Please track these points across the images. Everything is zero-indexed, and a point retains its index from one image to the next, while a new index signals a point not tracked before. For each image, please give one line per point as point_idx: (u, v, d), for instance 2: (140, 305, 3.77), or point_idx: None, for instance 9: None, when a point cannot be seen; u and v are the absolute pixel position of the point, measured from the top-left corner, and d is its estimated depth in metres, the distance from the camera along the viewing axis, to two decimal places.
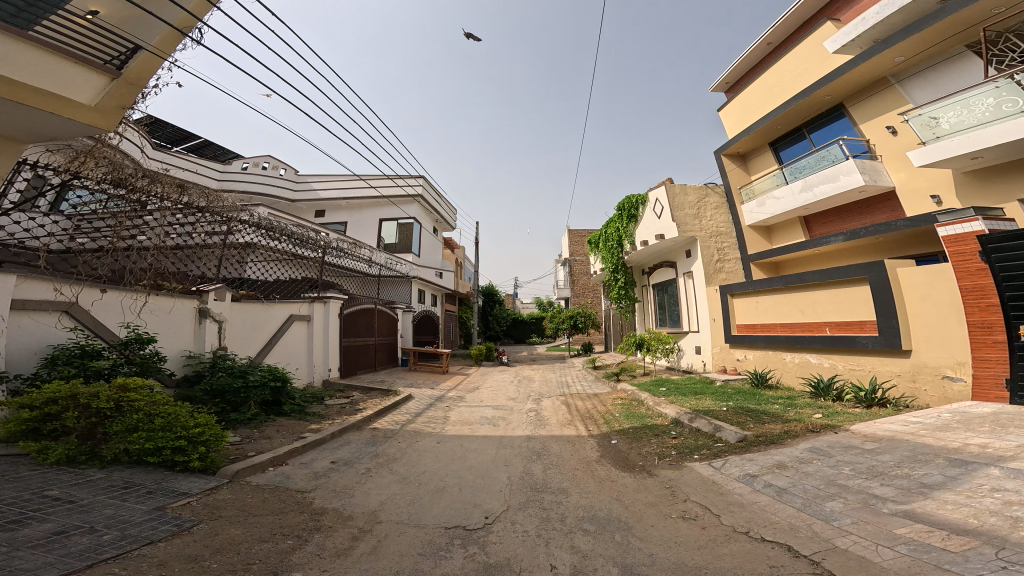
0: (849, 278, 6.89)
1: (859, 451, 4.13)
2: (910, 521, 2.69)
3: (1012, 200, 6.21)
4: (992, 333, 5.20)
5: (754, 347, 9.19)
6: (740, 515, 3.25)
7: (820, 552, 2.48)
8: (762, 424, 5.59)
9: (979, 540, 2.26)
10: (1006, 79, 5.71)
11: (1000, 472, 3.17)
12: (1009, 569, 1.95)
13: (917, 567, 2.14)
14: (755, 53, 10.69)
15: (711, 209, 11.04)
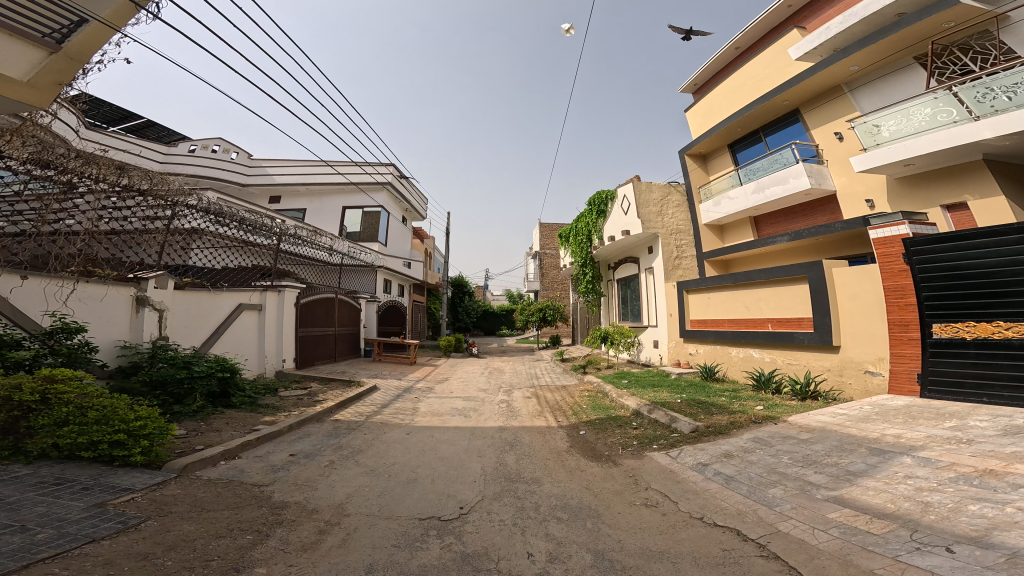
0: (790, 277, 7.49)
1: (796, 441, 4.57)
2: (840, 506, 3.04)
3: (934, 206, 6.87)
4: (908, 331, 5.71)
5: (705, 342, 9.79)
6: (695, 501, 3.53)
7: (765, 536, 2.76)
8: (712, 414, 6.05)
9: (896, 523, 2.60)
10: (944, 91, 6.22)
11: (912, 460, 3.62)
12: (921, 549, 2.26)
13: (847, 548, 2.44)
14: (724, 56, 11.12)
15: (673, 208, 11.63)
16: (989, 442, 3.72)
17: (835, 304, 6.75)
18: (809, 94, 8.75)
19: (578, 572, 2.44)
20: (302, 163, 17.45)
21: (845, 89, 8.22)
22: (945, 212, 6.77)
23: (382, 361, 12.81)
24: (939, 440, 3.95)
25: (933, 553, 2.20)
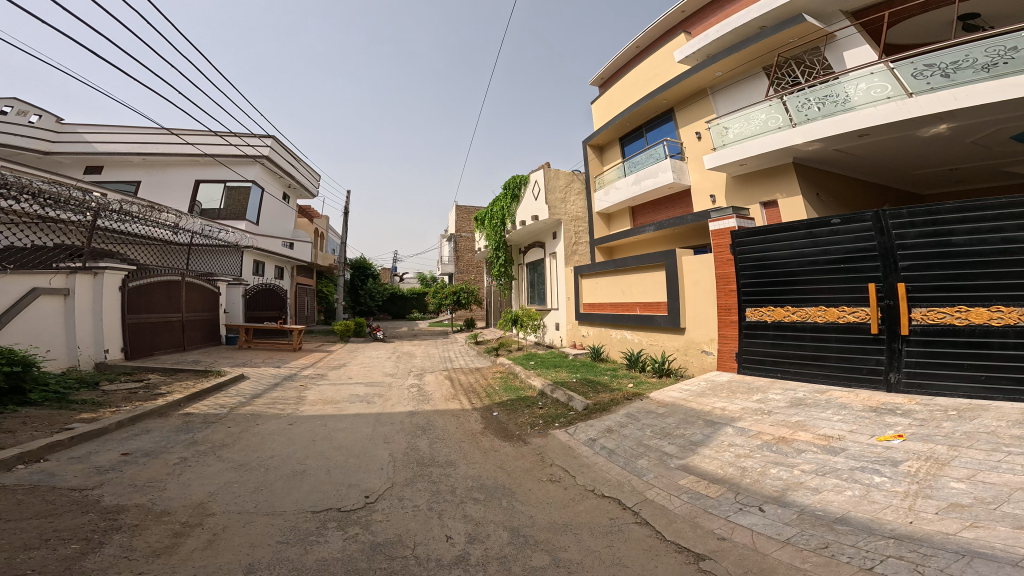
0: (652, 265, 8.71)
1: (655, 415, 5.53)
2: (687, 473, 3.82)
3: (755, 203, 8.18)
4: (730, 314, 6.78)
5: (593, 325, 11.01)
6: (588, 474, 4.07)
7: (639, 503, 3.35)
8: (598, 392, 6.93)
9: (725, 487, 3.41)
10: (777, 100, 7.16)
11: (733, 430, 4.63)
12: (742, 509, 3.02)
13: (694, 510, 3.13)
14: (626, 53, 11.85)
15: (574, 194, 12.83)
16: (781, 409, 4.95)
17: (683, 290, 7.92)
18: (681, 96, 9.93)
19: (496, 550, 2.66)
20: (135, 131, 14.57)
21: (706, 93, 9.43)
22: (761, 209, 8.15)
23: (257, 349, 11.38)
24: (750, 411, 5.10)
25: (748, 511, 2.97)
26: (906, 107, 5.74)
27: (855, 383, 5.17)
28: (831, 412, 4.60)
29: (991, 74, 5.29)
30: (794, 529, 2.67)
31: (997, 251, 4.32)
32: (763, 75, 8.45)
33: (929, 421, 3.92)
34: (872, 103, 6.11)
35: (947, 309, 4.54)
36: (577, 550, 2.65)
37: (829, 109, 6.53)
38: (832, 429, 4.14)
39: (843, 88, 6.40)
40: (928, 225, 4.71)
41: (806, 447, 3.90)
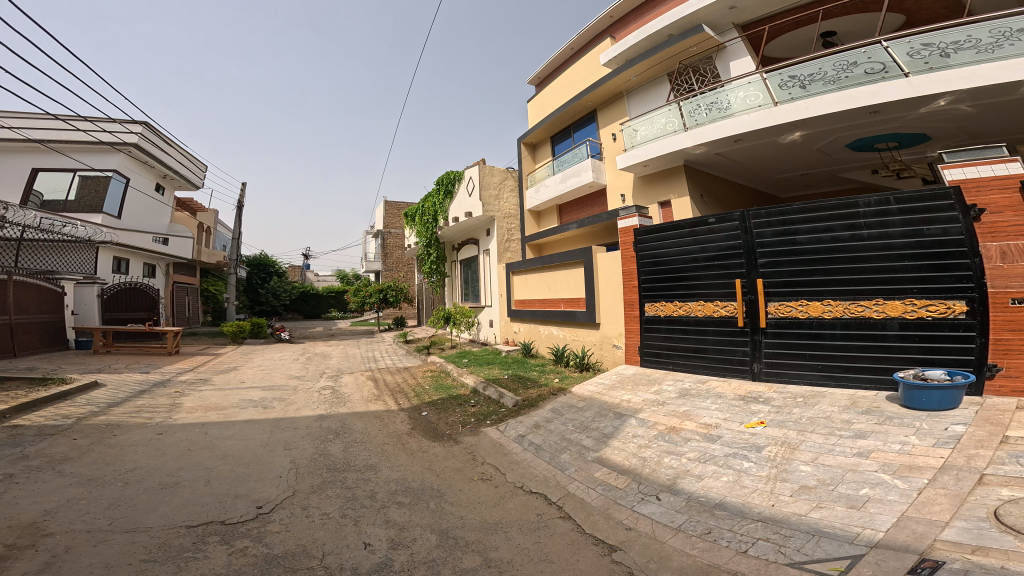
0: (571, 262, 9.25)
1: (576, 409, 5.87)
2: (601, 466, 4.14)
3: (654, 203, 9.07)
4: (633, 309, 7.42)
5: (524, 321, 11.28)
6: (517, 471, 4.20)
7: (562, 498, 3.58)
8: (528, 388, 7.13)
9: (630, 478, 3.77)
10: (674, 104, 7.87)
11: (636, 422, 5.10)
12: (644, 497, 3.39)
13: (606, 502, 3.43)
14: (561, 53, 12.29)
15: (508, 191, 13.01)
16: (672, 400, 5.59)
17: (598, 286, 8.46)
18: (605, 97, 10.51)
19: (424, 554, 2.62)
20: None
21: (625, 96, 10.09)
22: (659, 208, 9.05)
23: (120, 355, 9.62)
24: (650, 402, 5.66)
25: (650, 500, 3.34)
26: (774, 113, 6.54)
27: (729, 373, 5.93)
28: (710, 401, 5.31)
29: (835, 87, 6.17)
30: (684, 516, 3.06)
31: (828, 247, 5.16)
32: (667, 80, 9.17)
33: (783, 408, 4.70)
34: (747, 110, 6.89)
35: (792, 300, 5.37)
36: (507, 548, 2.72)
37: (714, 115, 7.27)
38: (711, 418, 4.80)
39: (725, 96, 7.15)
40: (779, 224, 5.53)
41: (692, 436, 4.45)
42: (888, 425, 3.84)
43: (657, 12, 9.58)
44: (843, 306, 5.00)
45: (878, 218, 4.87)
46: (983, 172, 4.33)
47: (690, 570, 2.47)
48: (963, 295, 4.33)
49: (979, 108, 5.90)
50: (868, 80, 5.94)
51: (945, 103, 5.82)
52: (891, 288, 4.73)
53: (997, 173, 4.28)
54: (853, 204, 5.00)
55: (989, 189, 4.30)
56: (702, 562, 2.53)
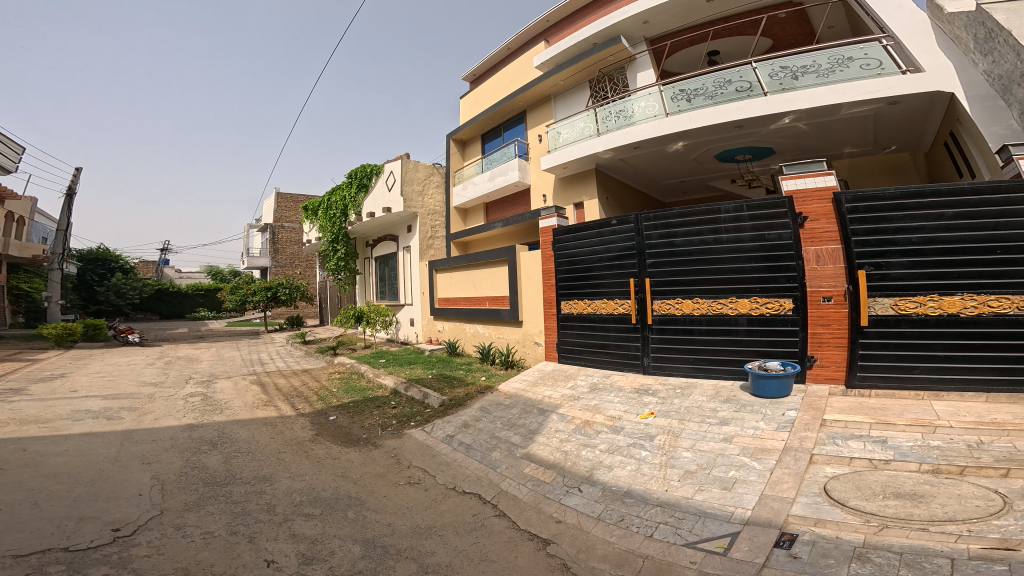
0: (495, 259, 9.43)
1: (503, 406, 6.02)
2: (529, 461, 4.33)
3: (571, 203, 9.63)
4: (551, 307, 7.86)
5: (448, 320, 11.23)
6: (448, 472, 4.23)
7: (496, 496, 3.68)
8: (455, 387, 7.13)
9: (556, 472, 4.00)
10: (590, 111, 8.53)
11: (558, 417, 5.39)
12: (571, 489, 3.64)
13: (536, 497, 3.61)
14: (498, 53, 12.45)
15: (433, 187, 12.87)
16: (585, 395, 6.03)
17: (521, 284, 8.74)
18: (534, 100, 10.93)
19: (350, 566, 2.54)
20: None
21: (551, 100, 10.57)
22: (574, 210, 9.63)
23: None
24: (567, 397, 6.03)
25: (574, 492, 3.59)
26: (665, 121, 7.21)
27: (627, 367, 6.58)
28: (613, 394, 5.83)
29: (713, 101, 6.92)
30: (602, 506, 3.34)
31: (698, 249, 5.88)
32: (590, 86, 9.72)
33: (666, 399, 5.35)
34: (646, 119, 7.59)
35: (672, 297, 6.07)
36: (444, 552, 2.75)
37: (622, 122, 7.95)
38: (615, 410, 5.28)
39: (630, 105, 7.86)
40: (664, 226, 6.18)
41: (602, 428, 4.86)
42: (742, 412, 4.59)
43: (588, 19, 10.07)
44: (708, 303, 5.76)
45: (733, 224, 5.63)
46: (808, 184, 5.19)
47: (612, 557, 2.72)
48: (790, 295, 5.21)
49: (812, 127, 6.89)
50: (739, 96, 6.74)
51: (789, 121, 6.73)
52: (740, 287, 5.53)
53: (819, 185, 5.14)
54: (717, 211, 5.74)
55: (812, 199, 5.16)
56: (620, 548, 2.80)
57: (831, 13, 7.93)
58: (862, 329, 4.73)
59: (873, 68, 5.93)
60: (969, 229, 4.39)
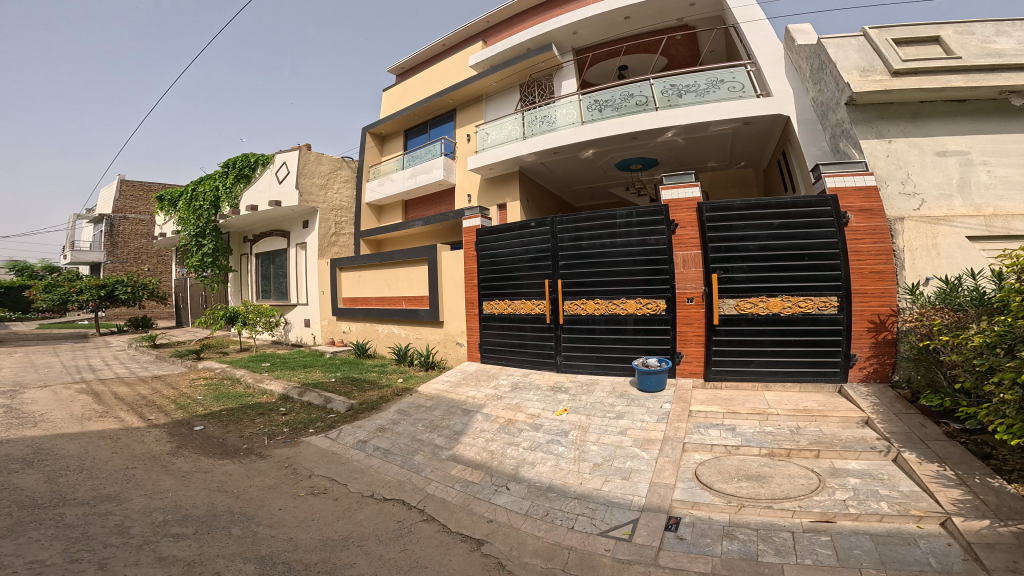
0: (413, 258, 9.18)
1: (423, 408, 5.91)
2: (455, 463, 4.30)
3: (494, 204, 9.79)
4: (473, 307, 7.96)
5: (356, 321, 10.92)
6: (362, 479, 4.03)
7: (422, 500, 3.61)
8: (364, 390, 6.84)
9: (483, 471, 4.04)
10: (515, 116, 8.88)
11: (482, 416, 5.45)
12: (499, 488, 3.71)
13: (466, 498, 3.62)
14: (432, 49, 12.25)
15: (340, 182, 12.25)
16: (507, 394, 6.17)
17: (441, 284, 8.64)
18: (464, 100, 10.92)
19: None
20: None
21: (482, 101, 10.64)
22: (497, 211, 9.81)
23: None
24: (490, 397, 6.11)
25: (503, 490, 3.68)
26: (580, 129, 7.71)
27: (544, 366, 6.94)
28: (533, 393, 6.08)
29: (621, 112, 7.56)
30: (530, 502, 3.46)
31: (598, 252, 6.39)
32: (519, 90, 9.95)
33: (577, 395, 5.75)
34: (567, 126, 8.09)
35: (578, 297, 6.55)
36: (367, 562, 2.65)
37: (545, 128, 8.39)
38: (535, 408, 5.51)
39: (552, 112, 8.32)
40: (574, 229, 6.61)
41: (524, 426, 5.02)
42: (631, 406, 5.13)
43: (527, 24, 10.32)
44: (605, 304, 6.31)
45: (626, 229, 6.18)
46: (679, 194, 5.88)
47: (541, 551, 2.83)
48: (663, 295, 5.90)
49: (688, 141, 7.78)
50: (640, 109, 7.38)
51: (672, 135, 7.49)
52: (628, 288, 6.15)
53: (687, 195, 5.87)
54: (614, 217, 6.27)
55: (682, 208, 5.86)
56: (548, 542, 2.93)
57: (717, 37, 8.87)
58: (714, 328, 5.52)
59: (738, 91, 6.92)
60: (788, 239, 5.27)
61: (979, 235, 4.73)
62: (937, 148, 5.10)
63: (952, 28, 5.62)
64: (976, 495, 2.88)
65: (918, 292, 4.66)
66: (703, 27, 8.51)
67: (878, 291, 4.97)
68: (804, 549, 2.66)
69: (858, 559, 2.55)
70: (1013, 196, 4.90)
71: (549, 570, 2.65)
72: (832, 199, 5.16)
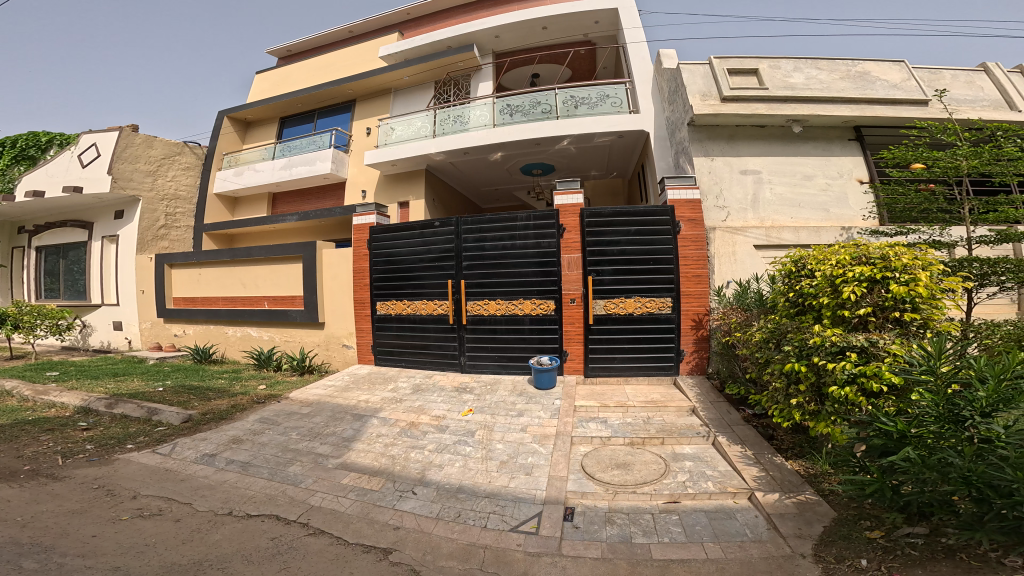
0: (288, 256, 8.25)
1: (298, 416, 5.28)
2: (347, 471, 3.90)
3: (393, 203, 9.35)
4: (364, 308, 7.49)
5: (194, 322, 9.73)
6: (214, 496, 3.43)
7: (304, 513, 3.20)
8: (207, 400, 5.93)
9: (383, 477, 3.75)
10: (427, 113, 8.66)
11: (378, 421, 5.07)
12: (402, 494, 3.48)
13: (363, 507, 3.31)
14: (337, 34, 11.56)
15: (178, 169, 11.15)
16: (408, 396, 5.88)
17: (321, 284, 7.95)
18: (364, 91, 10.31)
19: None
20: None
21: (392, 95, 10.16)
22: (398, 208, 9.36)
23: None
24: (388, 400, 5.74)
25: (408, 495, 3.45)
26: (491, 132, 7.85)
27: (446, 366, 6.83)
28: (437, 394, 5.89)
29: (529, 117, 7.83)
30: (439, 505, 3.31)
31: (498, 252, 6.47)
32: (433, 87, 9.73)
33: (482, 395, 5.72)
34: (479, 127, 8.14)
35: (481, 298, 6.56)
36: None
37: (457, 127, 8.31)
38: (440, 409, 5.33)
39: (466, 113, 8.30)
40: (478, 231, 6.59)
41: (428, 429, 4.83)
42: (529, 404, 5.31)
43: (449, 24, 10.08)
44: (505, 304, 6.43)
45: (524, 231, 6.37)
46: (567, 200, 6.25)
47: (457, 553, 2.72)
48: (552, 296, 6.23)
49: (579, 150, 8.35)
50: (544, 117, 7.72)
51: (567, 143, 7.97)
52: (525, 290, 6.35)
53: (573, 202, 6.27)
54: (514, 218, 6.42)
55: (569, 213, 6.23)
56: (462, 543, 2.81)
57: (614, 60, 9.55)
58: (590, 327, 6.05)
59: (617, 105, 7.54)
60: (650, 249, 5.94)
61: (762, 244, 5.78)
62: (739, 167, 6.13)
63: (768, 61, 6.27)
64: (768, 471, 3.49)
65: (722, 293, 5.67)
66: (602, 44, 9.06)
67: (697, 292, 5.88)
68: (662, 529, 2.97)
69: (700, 533, 2.91)
70: (785, 213, 6.02)
71: (467, 571, 2.56)
72: (669, 207, 5.92)
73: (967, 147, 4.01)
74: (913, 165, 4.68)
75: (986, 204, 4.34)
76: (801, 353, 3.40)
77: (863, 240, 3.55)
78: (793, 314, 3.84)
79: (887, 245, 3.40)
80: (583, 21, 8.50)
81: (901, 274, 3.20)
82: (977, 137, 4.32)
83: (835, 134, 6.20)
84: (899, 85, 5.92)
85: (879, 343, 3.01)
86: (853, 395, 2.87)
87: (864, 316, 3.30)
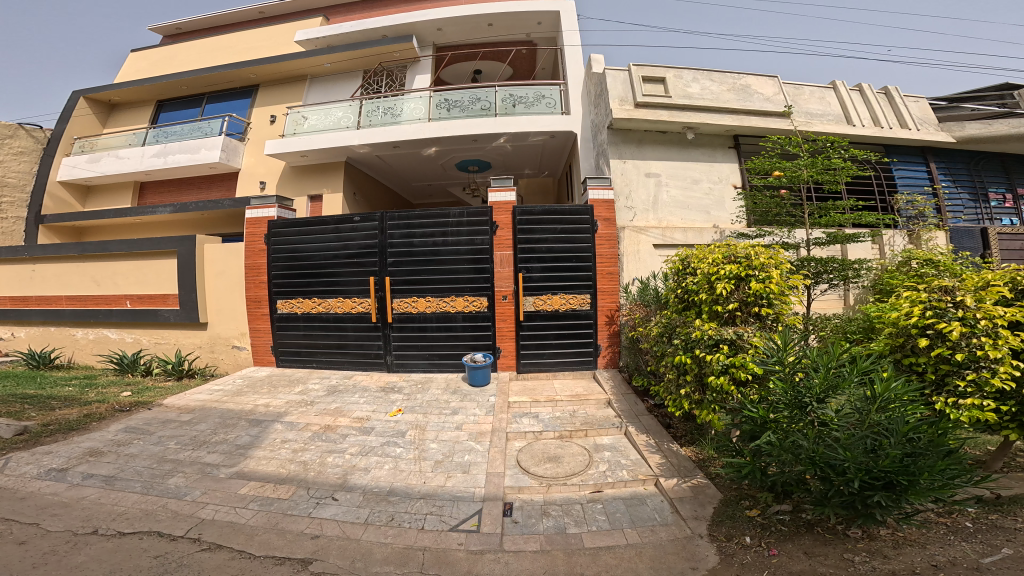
0: (159, 250, 7.08)
1: (177, 424, 4.49)
2: (247, 480, 3.38)
3: (301, 197, 8.50)
4: (260, 306, 6.69)
5: (27, 324, 8.13)
6: (71, 515, 2.77)
7: (194, 528, 2.71)
8: (50, 410, 4.80)
9: (295, 485, 3.33)
10: (352, 103, 8.12)
11: (282, 425, 4.52)
12: (319, 501, 3.10)
13: (271, 517, 2.88)
14: (245, 11, 10.52)
15: (7, 154, 9.43)
16: (322, 398, 5.35)
17: (202, 282, 6.97)
18: (272, 77, 9.37)
19: None
20: None
21: (312, 80, 9.33)
22: (308, 202, 8.54)
23: None
24: (295, 403, 5.16)
25: (326, 503, 3.09)
26: (425, 126, 7.58)
27: (368, 365, 6.39)
28: (358, 396, 5.45)
29: (465, 113, 7.72)
30: (367, 509, 3.03)
31: (428, 250, 6.22)
32: (363, 77, 9.16)
33: (411, 395, 5.43)
34: (412, 120, 7.80)
35: (409, 294, 6.26)
36: None
37: (385, 119, 7.90)
38: (362, 411, 4.93)
39: (397, 105, 7.91)
40: (406, 227, 6.27)
41: (349, 431, 4.43)
42: (463, 401, 5.18)
43: (386, 11, 9.65)
44: (436, 302, 6.21)
45: (457, 228, 6.20)
46: (501, 197, 6.23)
47: (393, 557, 2.50)
48: (485, 293, 6.15)
49: (514, 148, 8.41)
50: (481, 113, 7.67)
51: (502, 141, 8.01)
52: (456, 287, 6.19)
53: (507, 199, 6.27)
54: (446, 215, 6.21)
55: (502, 210, 6.21)
56: (398, 547, 2.60)
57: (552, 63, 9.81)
58: (520, 324, 6.11)
59: (552, 106, 7.70)
60: (574, 250, 6.15)
61: (660, 243, 6.36)
62: (644, 170, 6.65)
63: (673, 70, 6.70)
64: (667, 458, 3.75)
65: (629, 291, 6.05)
66: (543, 45, 9.22)
67: (610, 289, 6.20)
68: (590, 518, 3.05)
69: (620, 520, 3.03)
70: (678, 214, 6.64)
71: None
72: (589, 209, 6.18)
73: (806, 158, 4.70)
74: (771, 173, 5.34)
75: (820, 211, 5.15)
76: (687, 346, 3.77)
77: (733, 240, 3.95)
78: (681, 308, 4.24)
79: (750, 246, 3.82)
80: (525, 21, 8.62)
81: (759, 272, 3.61)
82: (814, 148, 4.97)
83: (719, 142, 6.88)
84: (771, 99, 6.69)
85: (744, 336, 3.40)
86: (725, 384, 3.21)
87: (732, 311, 3.71)
